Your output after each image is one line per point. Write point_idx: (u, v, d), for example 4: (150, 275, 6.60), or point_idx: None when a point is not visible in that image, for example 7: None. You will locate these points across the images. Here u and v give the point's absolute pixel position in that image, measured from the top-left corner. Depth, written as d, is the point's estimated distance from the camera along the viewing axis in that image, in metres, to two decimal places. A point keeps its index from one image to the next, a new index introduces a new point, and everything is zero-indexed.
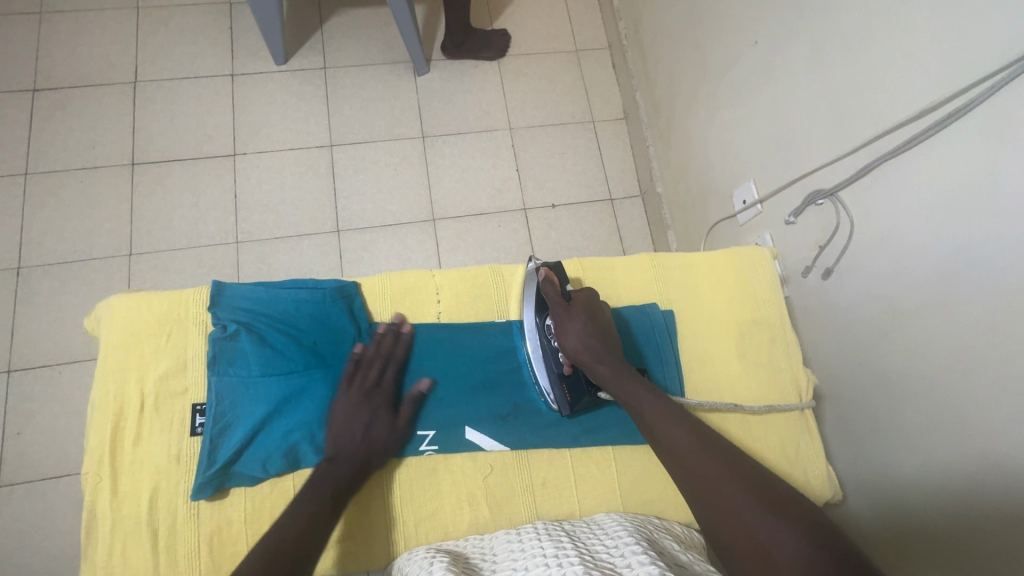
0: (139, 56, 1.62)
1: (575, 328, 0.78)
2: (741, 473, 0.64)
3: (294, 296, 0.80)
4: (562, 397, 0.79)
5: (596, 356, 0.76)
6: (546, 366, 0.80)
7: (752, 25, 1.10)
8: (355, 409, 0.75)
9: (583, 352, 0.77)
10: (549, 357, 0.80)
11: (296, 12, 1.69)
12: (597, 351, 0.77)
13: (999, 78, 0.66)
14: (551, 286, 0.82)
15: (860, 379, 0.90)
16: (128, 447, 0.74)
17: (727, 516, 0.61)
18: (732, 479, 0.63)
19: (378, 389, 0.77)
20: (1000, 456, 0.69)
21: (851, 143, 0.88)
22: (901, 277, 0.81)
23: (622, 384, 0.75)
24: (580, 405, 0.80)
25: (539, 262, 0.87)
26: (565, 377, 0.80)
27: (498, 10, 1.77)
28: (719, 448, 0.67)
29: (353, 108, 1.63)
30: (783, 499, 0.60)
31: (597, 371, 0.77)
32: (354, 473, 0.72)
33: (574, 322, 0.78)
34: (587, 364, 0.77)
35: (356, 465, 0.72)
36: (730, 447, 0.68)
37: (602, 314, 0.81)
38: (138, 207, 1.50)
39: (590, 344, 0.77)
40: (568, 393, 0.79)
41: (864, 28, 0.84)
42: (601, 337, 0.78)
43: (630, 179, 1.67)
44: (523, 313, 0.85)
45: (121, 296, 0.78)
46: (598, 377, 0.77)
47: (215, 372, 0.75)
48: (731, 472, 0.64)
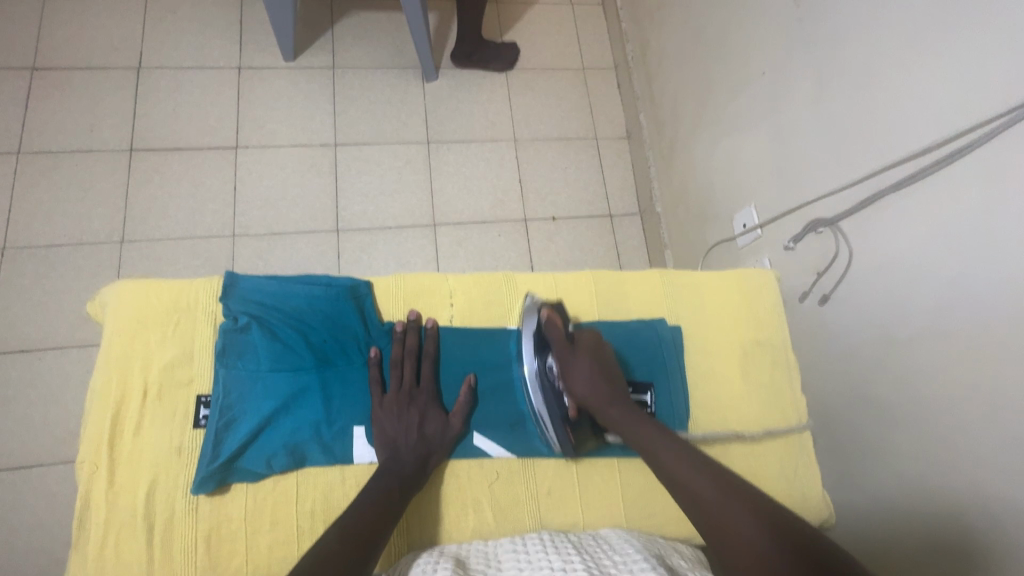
0: (145, 42, 1.60)
1: (581, 369, 0.77)
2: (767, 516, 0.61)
3: (307, 293, 0.79)
4: (565, 440, 0.77)
5: (604, 399, 0.76)
6: (550, 410, 0.77)
7: (760, 56, 1.14)
8: (397, 407, 0.76)
9: (592, 396, 0.76)
10: (553, 400, 0.78)
11: (308, 10, 1.70)
12: (603, 392, 0.76)
13: (1002, 120, 0.69)
14: (554, 327, 0.80)
15: (852, 404, 0.92)
16: (128, 436, 0.72)
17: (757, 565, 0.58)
18: (758, 523, 0.60)
19: (419, 389, 0.78)
20: (989, 485, 0.70)
21: (853, 175, 0.92)
22: (897, 307, 0.83)
23: (636, 429, 0.74)
24: (584, 446, 0.79)
25: (539, 299, 0.85)
26: (570, 421, 0.77)
27: (508, 25, 1.80)
28: (741, 491, 0.64)
29: (359, 110, 1.63)
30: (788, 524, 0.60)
31: (608, 414, 0.76)
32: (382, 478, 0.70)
33: (580, 365, 0.77)
34: (597, 408, 0.76)
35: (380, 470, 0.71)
36: (752, 489, 0.65)
37: (605, 355, 0.80)
38: (133, 193, 1.47)
39: (597, 387, 0.76)
40: (571, 435, 0.77)
41: (871, 66, 0.88)
42: (608, 379, 0.78)
43: (630, 197, 1.70)
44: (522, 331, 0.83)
45: (129, 282, 0.77)
46: (610, 422, 0.76)
47: (224, 364, 0.74)
48: (756, 516, 0.61)
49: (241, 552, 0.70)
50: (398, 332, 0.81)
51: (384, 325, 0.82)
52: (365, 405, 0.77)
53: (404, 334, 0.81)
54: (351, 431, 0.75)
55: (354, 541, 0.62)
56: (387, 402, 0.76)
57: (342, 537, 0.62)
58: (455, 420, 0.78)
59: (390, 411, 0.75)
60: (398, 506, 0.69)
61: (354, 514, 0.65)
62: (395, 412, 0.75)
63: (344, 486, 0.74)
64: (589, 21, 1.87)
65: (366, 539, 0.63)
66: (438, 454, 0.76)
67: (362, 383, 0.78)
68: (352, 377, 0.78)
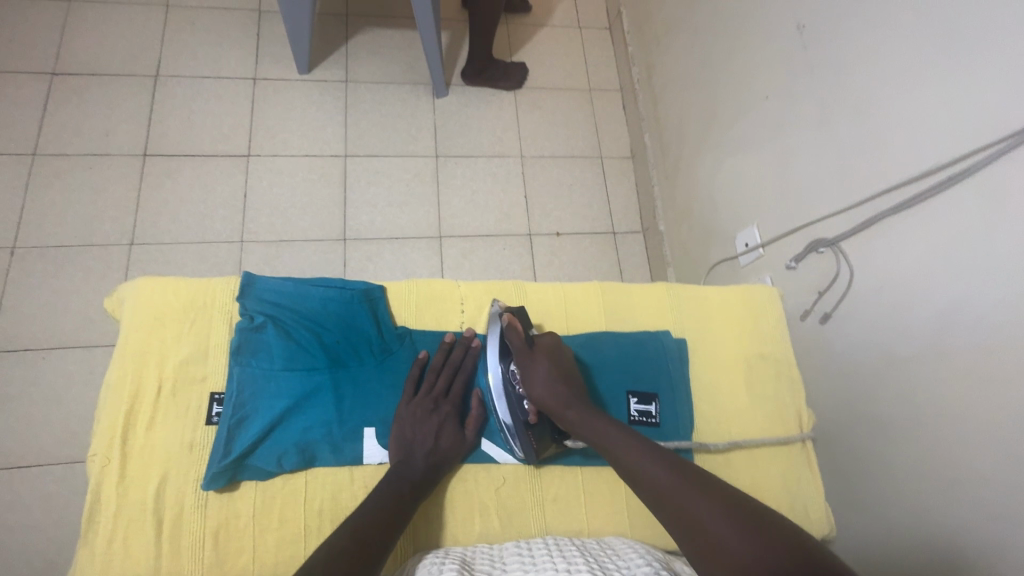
0: (163, 52, 1.64)
1: (540, 374, 0.76)
2: (725, 505, 0.61)
3: (323, 294, 0.80)
4: (528, 447, 0.76)
5: (562, 403, 0.75)
6: (513, 415, 0.77)
7: (765, 82, 1.18)
8: (420, 412, 0.76)
9: (550, 399, 0.75)
10: (516, 405, 0.77)
11: (323, 26, 1.75)
12: (562, 396, 0.75)
13: (996, 148, 0.72)
14: (515, 332, 0.80)
15: (852, 421, 0.93)
16: (140, 431, 0.72)
17: (716, 554, 0.58)
18: (716, 513, 0.60)
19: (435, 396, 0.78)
20: (987, 504, 0.71)
21: (854, 196, 0.94)
22: (897, 326, 0.85)
23: (597, 429, 0.73)
24: (546, 451, 0.78)
25: (503, 304, 0.85)
26: (531, 426, 0.77)
27: (518, 46, 1.86)
28: (703, 482, 0.64)
29: (370, 122, 1.67)
30: (764, 519, 0.59)
31: (566, 417, 0.75)
32: (390, 484, 0.70)
33: (538, 369, 0.77)
34: (555, 410, 0.75)
35: (391, 476, 0.71)
36: (714, 480, 0.65)
37: (565, 358, 0.80)
38: (144, 198, 1.49)
39: (555, 390, 0.76)
40: (534, 441, 0.76)
41: (872, 94, 0.91)
42: (566, 382, 0.77)
43: (633, 215, 1.73)
44: (488, 334, 0.83)
45: (148, 279, 0.78)
46: (569, 425, 0.75)
47: (238, 362, 0.75)
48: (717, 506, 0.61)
49: (248, 550, 0.70)
50: (444, 343, 0.82)
51: (396, 328, 0.83)
52: (375, 406, 0.78)
53: (450, 347, 0.83)
54: (361, 432, 0.76)
55: (365, 541, 0.62)
56: (405, 408, 0.77)
57: (353, 536, 0.62)
58: (469, 429, 0.78)
59: (407, 416, 0.76)
60: (406, 513, 0.68)
61: (360, 519, 0.65)
62: (411, 418, 0.76)
63: (352, 487, 0.74)
64: (596, 45, 1.93)
65: (374, 538, 0.63)
66: (449, 461, 0.75)
67: (373, 386, 0.79)
68: (364, 379, 0.79)
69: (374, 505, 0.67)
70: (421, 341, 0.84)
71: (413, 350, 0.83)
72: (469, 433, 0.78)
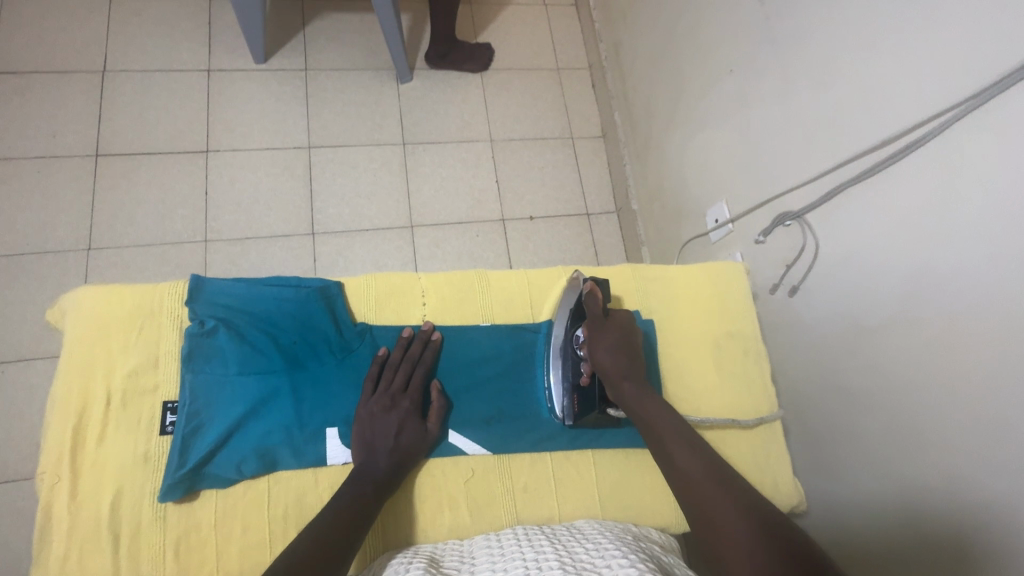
0: (109, 46, 1.56)
1: (609, 341, 0.80)
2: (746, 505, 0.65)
3: (276, 295, 0.77)
4: (568, 407, 0.81)
5: (622, 376, 0.79)
6: (567, 375, 0.82)
7: (728, 55, 1.16)
8: (379, 408, 0.75)
9: (613, 369, 0.79)
10: (569, 367, 0.82)
11: (278, 12, 1.68)
12: (625, 371, 0.80)
13: (953, 113, 0.72)
14: (594, 301, 0.83)
15: (822, 391, 0.95)
16: (91, 446, 0.70)
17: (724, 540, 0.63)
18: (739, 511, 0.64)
19: (398, 394, 0.77)
20: (953, 465, 0.73)
21: (818, 168, 0.94)
22: (860, 296, 0.86)
23: (646, 404, 0.77)
24: (586, 416, 0.82)
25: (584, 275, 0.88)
26: (581, 385, 0.82)
27: (483, 26, 1.81)
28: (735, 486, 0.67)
29: (333, 112, 1.62)
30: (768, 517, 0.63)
31: (622, 389, 0.79)
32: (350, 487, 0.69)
33: (608, 337, 0.81)
34: (612, 378, 0.79)
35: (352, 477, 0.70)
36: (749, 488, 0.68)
37: (636, 334, 0.84)
38: (100, 200, 1.43)
39: (618, 361, 0.80)
40: (577, 404, 0.81)
41: (832, 63, 0.90)
42: (631, 359, 0.81)
43: (606, 195, 1.71)
44: (558, 308, 0.87)
45: (89, 289, 0.75)
46: (622, 397, 0.78)
47: (190, 369, 0.72)
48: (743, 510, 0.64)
49: (211, 560, 0.69)
50: (403, 338, 0.80)
51: (356, 325, 0.81)
52: (337, 406, 0.76)
53: (409, 341, 0.81)
54: (323, 434, 0.75)
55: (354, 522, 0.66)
56: (365, 407, 0.75)
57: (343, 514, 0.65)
58: (431, 422, 0.77)
59: (367, 416, 0.74)
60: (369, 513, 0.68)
61: (319, 525, 0.64)
62: (373, 417, 0.74)
63: (317, 488, 0.74)
64: (562, 22, 1.89)
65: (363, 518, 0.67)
66: (414, 456, 0.74)
67: (332, 385, 0.77)
68: (322, 379, 0.77)
69: (336, 508, 0.66)
70: (382, 336, 0.82)
71: (373, 347, 0.81)
72: (431, 427, 0.77)
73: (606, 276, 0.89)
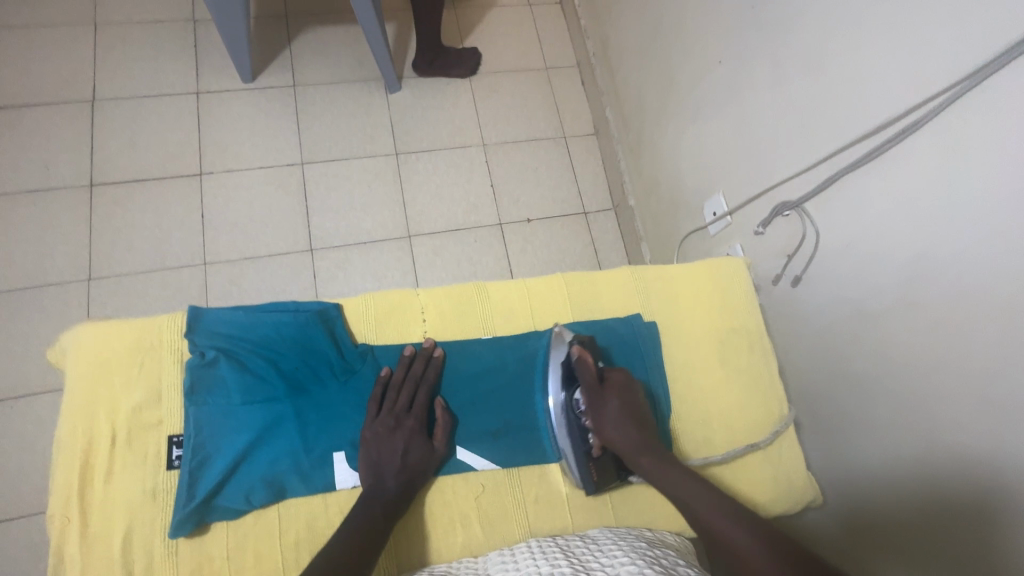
0: (97, 74, 1.56)
1: (611, 413, 0.78)
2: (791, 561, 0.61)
3: (275, 320, 0.77)
4: (585, 476, 0.78)
5: (636, 446, 0.76)
6: (575, 447, 0.78)
7: (717, 46, 1.15)
8: (384, 430, 0.75)
9: (624, 443, 0.77)
10: (575, 434, 0.79)
11: (262, 28, 1.67)
12: (636, 441, 0.77)
13: (947, 95, 0.71)
14: (586, 368, 0.80)
15: (830, 380, 0.94)
16: (98, 485, 0.70)
17: None
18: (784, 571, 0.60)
19: (404, 414, 0.76)
20: (969, 452, 0.72)
21: (814, 156, 0.93)
22: (865, 284, 0.85)
23: (667, 477, 0.74)
24: (607, 484, 0.79)
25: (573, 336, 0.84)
26: (593, 457, 0.78)
27: (468, 30, 1.80)
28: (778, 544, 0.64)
29: (324, 126, 1.62)
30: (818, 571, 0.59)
31: (639, 461, 0.76)
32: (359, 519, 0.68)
33: (610, 410, 0.78)
34: (628, 455, 0.77)
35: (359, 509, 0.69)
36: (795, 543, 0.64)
37: (636, 399, 0.80)
38: (97, 229, 1.43)
39: (627, 434, 0.77)
40: (593, 472, 0.78)
41: (823, 50, 0.89)
42: (639, 425, 0.78)
43: (602, 192, 1.71)
44: (549, 365, 0.83)
45: (88, 325, 0.74)
46: (642, 471, 0.76)
47: (193, 402, 0.72)
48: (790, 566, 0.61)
49: None
50: (405, 356, 0.80)
51: (357, 346, 0.81)
52: (342, 430, 0.76)
53: (412, 359, 0.80)
54: (330, 458, 0.75)
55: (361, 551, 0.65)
56: (371, 428, 0.75)
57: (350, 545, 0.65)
58: (437, 440, 0.77)
59: (375, 437, 0.74)
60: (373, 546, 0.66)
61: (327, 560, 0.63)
62: (379, 439, 0.74)
63: (327, 513, 0.74)
64: (548, 20, 1.88)
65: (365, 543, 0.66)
66: (421, 476, 0.74)
67: (336, 409, 0.77)
68: (326, 404, 0.77)
69: (346, 543, 0.65)
70: (383, 356, 0.81)
71: (376, 367, 0.80)
72: (438, 446, 0.77)
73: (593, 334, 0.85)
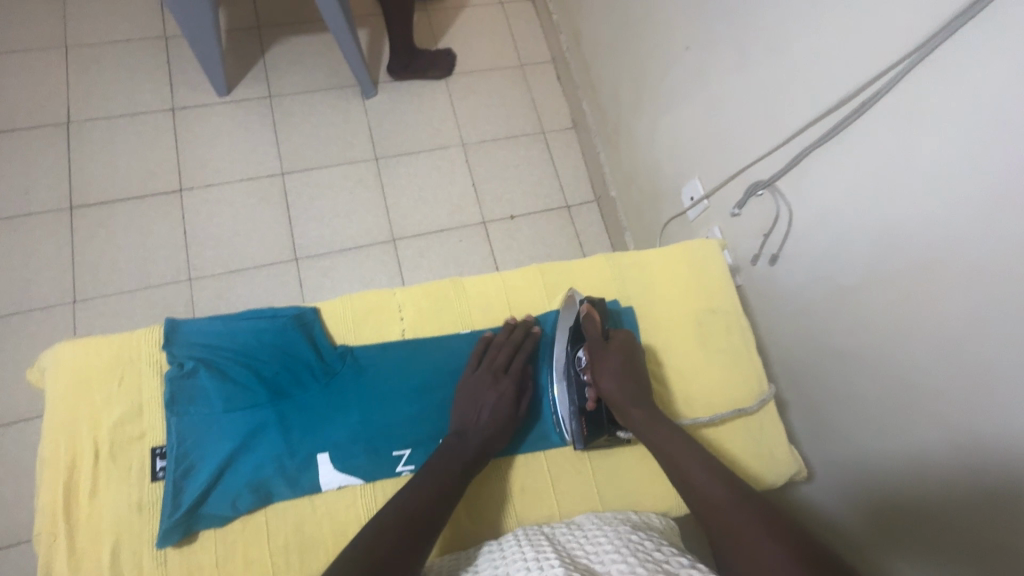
0: (71, 97, 1.56)
1: (611, 366, 0.79)
2: (772, 520, 0.63)
3: (254, 327, 0.79)
4: (577, 430, 0.80)
5: (629, 400, 0.78)
6: (571, 398, 0.81)
7: (684, 32, 1.16)
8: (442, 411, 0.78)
9: (618, 394, 0.78)
10: (574, 389, 0.81)
11: (235, 41, 1.67)
12: (630, 394, 0.78)
13: (904, 65, 0.73)
14: (593, 323, 0.83)
15: (813, 354, 0.94)
16: (84, 501, 0.70)
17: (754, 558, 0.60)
18: (763, 527, 0.62)
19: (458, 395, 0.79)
20: (951, 416, 0.73)
21: (783, 134, 0.94)
22: (839, 256, 0.86)
23: (657, 431, 0.76)
24: (595, 440, 0.81)
25: (584, 296, 0.89)
26: (586, 410, 0.80)
27: (441, 31, 1.81)
28: (762, 506, 0.65)
29: (302, 135, 1.62)
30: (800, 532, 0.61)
31: (630, 414, 0.77)
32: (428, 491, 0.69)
33: (610, 363, 0.80)
34: (619, 406, 0.78)
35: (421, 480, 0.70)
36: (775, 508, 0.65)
37: (637, 357, 0.82)
38: (80, 252, 1.43)
39: (623, 386, 0.78)
40: (585, 427, 0.80)
41: (785, 29, 0.91)
42: (636, 381, 0.79)
43: (584, 185, 1.71)
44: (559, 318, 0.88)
45: (68, 344, 0.75)
46: (631, 423, 0.77)
47: (175, 413, 0.73)
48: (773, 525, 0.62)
49: None
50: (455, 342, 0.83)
51: (336, 348, 0.81)
52: (325, 432, 0.76)
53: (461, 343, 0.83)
54: (314, 459, 0.75)
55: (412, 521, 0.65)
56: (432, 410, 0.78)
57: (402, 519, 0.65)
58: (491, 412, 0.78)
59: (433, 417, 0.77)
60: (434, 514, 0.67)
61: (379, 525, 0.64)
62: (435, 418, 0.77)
63: (315, 515, 0.74)
64: (520, 17, 1.88)
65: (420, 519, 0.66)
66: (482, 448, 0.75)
67: (317, 411, 0.77)
68: (308, 406, 0.77)
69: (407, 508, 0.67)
70: (363, 357, 0.82)
71: (355, 368, 0.80)
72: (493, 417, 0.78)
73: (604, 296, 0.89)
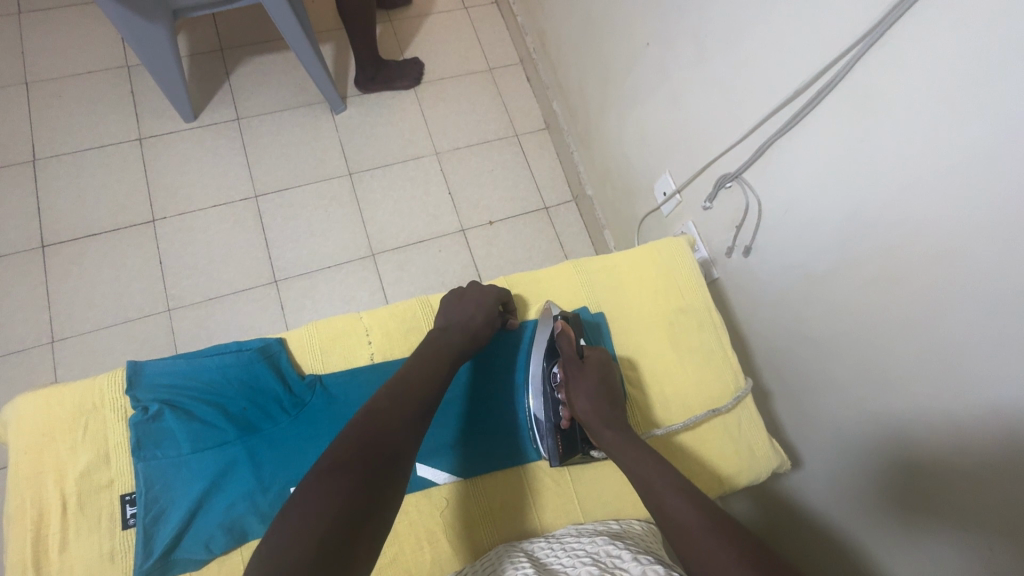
0: (35, 134, 1.54)
1: (585, 387, 0.82)
2: (741, 544, 0.60)
3: (218, 364, 0.78)
4: (552, 448, 0.81)
5: (603, 420, 0.79)
6: (546, 416, 0.83)
7: (643, 28, 1.16)
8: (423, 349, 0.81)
9: (592, 413, 0.80)
10: (549, 406, 0.83)
11: (198, 65, 1.65)
12: (604, 415, 0.80)
13: (854, 52, 0.73)
14: (567, 340, 0.85)
15: (791, 344, 0.94)
16: (54, 556, 0.69)
17: None
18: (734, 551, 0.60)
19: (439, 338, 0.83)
20: (925, 400, 0.73)
21: (744, 127, 0.94)
22: (808, 245, 0.86)
23: (630, 453, 0.75)
24: (570, 458, 0.82)
25: (560, 311, 0.90)
26: (561, 428, 0.82)
27: (407, 41, 1.79)
28: (733, 530, 0.63)
29: (273, 156, 1.61)
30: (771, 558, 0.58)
31: (604, 435, 0.79)
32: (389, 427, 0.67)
33: (584, 383, 0.82)
34: (593, 426, 0.80)
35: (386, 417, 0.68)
36: (747, 531, 0.63)
37: (611, 377, 0.84)
38: (54, 291, 1.41)
39: (597, 407, 0.80)
40: (560, 444, 0.81)
41: (739, 20, 0.90)
42: (611, 402, 0.81)
43: (560, 185, 1.71)
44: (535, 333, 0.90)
45: (28, 396, 0.74)
46: (604, 443, 0.78)
47: (142, 457, 0.73)
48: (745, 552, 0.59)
49: None
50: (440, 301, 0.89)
51: (304, 378, 0.81)
52: (297, 465, 0.76)
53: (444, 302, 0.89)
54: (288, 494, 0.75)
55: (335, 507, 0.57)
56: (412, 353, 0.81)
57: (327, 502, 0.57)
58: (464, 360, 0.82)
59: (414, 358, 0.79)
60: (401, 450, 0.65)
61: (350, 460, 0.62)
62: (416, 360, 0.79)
63: None
64: (486, 21, 1.88)
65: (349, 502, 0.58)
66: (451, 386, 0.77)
67: (288, 445, 0.77)
68: (279, 439, 0.77)
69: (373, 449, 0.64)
70: (333, 385, 0.82)
71: (325, 398, 0.81)
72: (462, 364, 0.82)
73: (578, 310, 0.90)
